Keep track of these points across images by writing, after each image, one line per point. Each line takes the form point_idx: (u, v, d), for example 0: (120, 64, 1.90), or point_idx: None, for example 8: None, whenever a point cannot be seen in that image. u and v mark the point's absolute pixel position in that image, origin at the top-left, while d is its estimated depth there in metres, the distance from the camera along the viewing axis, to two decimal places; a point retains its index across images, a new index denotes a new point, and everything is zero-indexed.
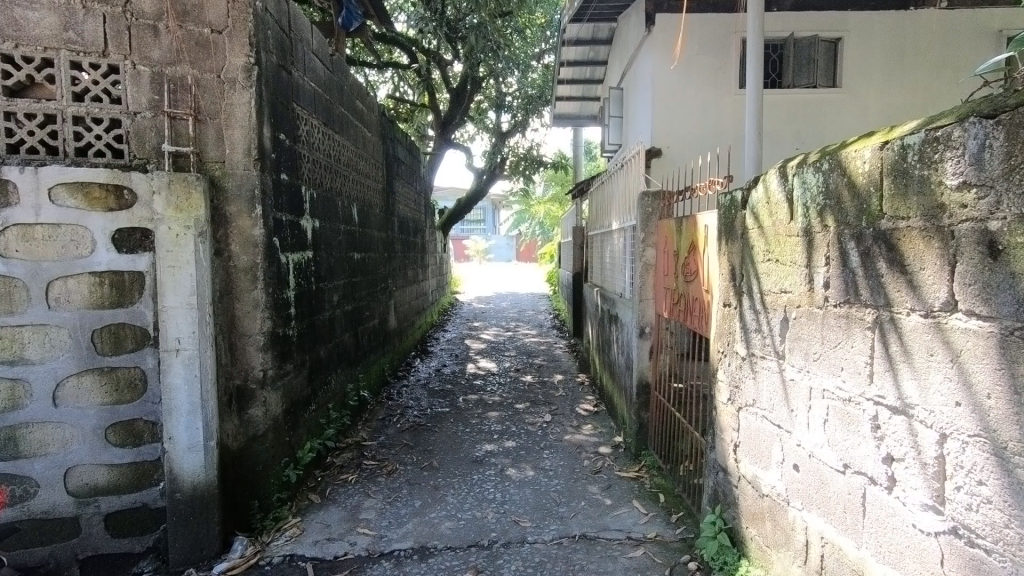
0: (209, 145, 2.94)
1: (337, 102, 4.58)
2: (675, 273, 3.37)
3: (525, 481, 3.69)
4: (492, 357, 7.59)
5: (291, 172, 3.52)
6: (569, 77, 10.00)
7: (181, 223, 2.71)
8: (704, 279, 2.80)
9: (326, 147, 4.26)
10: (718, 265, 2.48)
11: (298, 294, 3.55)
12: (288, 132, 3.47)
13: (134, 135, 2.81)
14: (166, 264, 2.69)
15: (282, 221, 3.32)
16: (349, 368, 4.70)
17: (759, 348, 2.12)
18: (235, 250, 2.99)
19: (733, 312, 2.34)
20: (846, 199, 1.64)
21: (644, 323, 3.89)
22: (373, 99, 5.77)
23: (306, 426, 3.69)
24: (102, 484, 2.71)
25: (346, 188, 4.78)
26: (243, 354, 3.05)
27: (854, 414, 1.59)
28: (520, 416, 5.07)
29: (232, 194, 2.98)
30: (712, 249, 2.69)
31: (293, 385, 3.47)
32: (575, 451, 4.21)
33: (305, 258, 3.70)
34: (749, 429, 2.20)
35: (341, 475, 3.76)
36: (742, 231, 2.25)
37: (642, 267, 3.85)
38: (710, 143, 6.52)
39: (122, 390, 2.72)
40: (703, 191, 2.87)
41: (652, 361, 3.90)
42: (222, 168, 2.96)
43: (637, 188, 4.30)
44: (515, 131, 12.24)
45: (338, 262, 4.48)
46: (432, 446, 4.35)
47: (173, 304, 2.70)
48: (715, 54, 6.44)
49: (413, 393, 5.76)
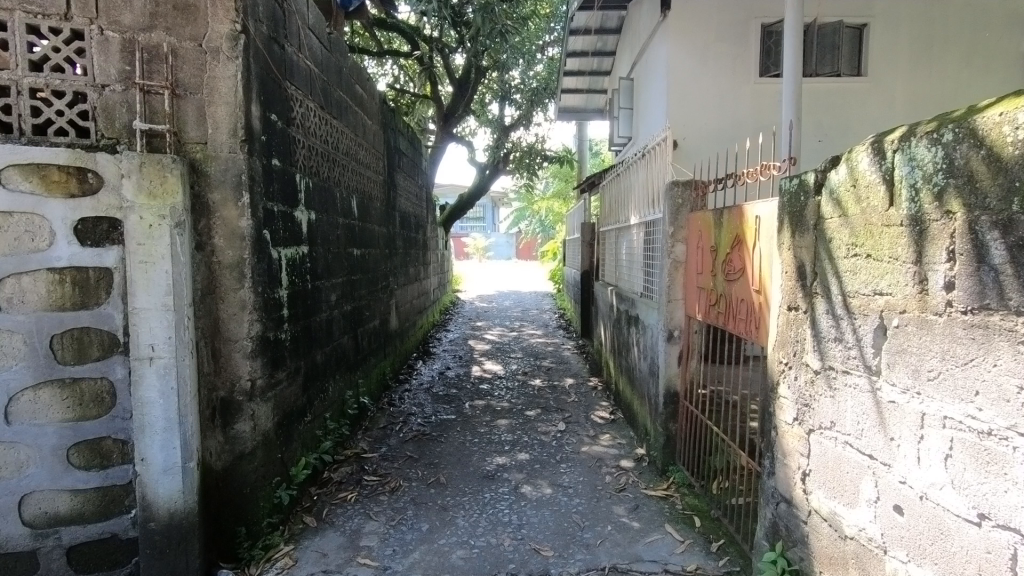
0: (188, 124, 2.58)
1: (335, 85, 4.21)
2: (713, 271, 3.02)
3: (543, 501, 3.34)
4: (497, 359, 7.23)
5: (284, 158, 3.16)
6: (577, 69, 9.67)
7: (155, 212, 2.35)
8: (756, 276, 2.46)
9: (323, 133, 3.91)
10: (781, 261, 2.12)
11: (291, 293, 3.20)
12: (280, 113, 3.12)
13: (102, 111, 2.45)
14: (138, 260, 2.34)
15: (273, 212, 2.97)
16: (348, 373, 4.34)
17: (841, 361, 1.77)
18: (219, 244, 2.63)
19: (802, 318, 1.97)
20: (984, 176, 1.29)
21: (672, 326, 3.54)
22: (373, 85, 5.40)
23: (301, 440, 3.33)
24: (64, 513, 2.36)
25: (345, 178, 4.42)
26: (229, 361, 2.69)
27: (997, 453, 1.25)
28: (531, 424, 4.73)
29: (216, 179, 2.61)
30: (768, 242, 2.33)
31: (286, 394, 3.11)
32: (594, 465, 3.86)
33: (299, 254, 3.34)
34: (825, 456, 1.85)
35: (339, 494, 3.41)
36: (817, 221, 1.89)
37: (671, 264, 3.52)
38: (729, 136, 6.16)
39: (87, 404, 2.36)
40: (753, 176, 2.53)
41: (681, 367, 3.54)
42: (204, 151, 2.59)
43: (661, 178, 3.96)
44: (518, 125, 11.89)
45: (336, 259, 4.11)
46: (438, 458, 3.99)
47: (147, 305, 2.35)
48: (735, 41, 6.07)
49: (416, 399, 5.41)
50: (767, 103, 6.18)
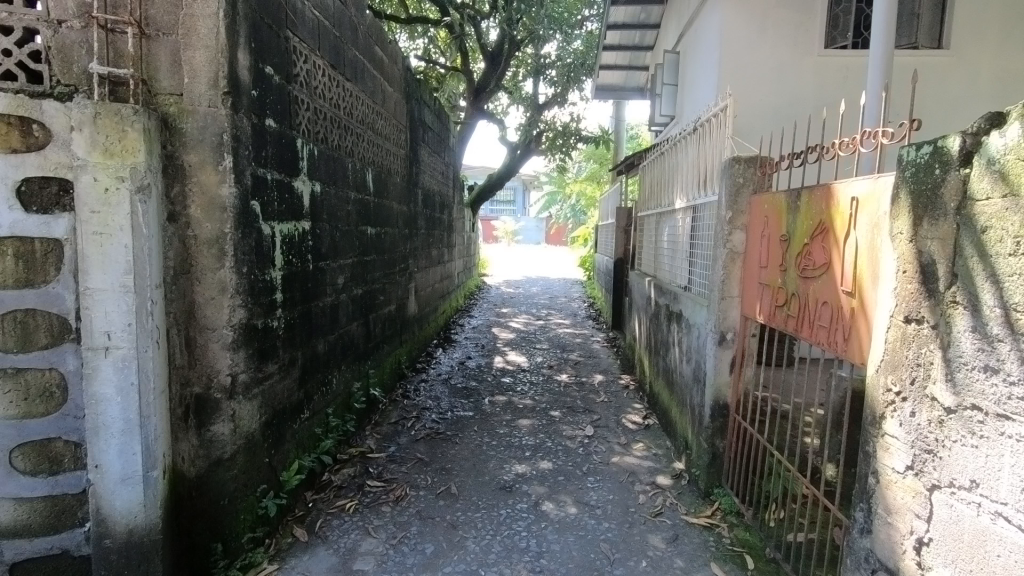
0: (160, 70, 2.17)
1: (350, 43, 3.76)
2: (783, 265, 2.50)
3: (566, 523, 2.91)
4: (521, 350, 6.79)
5: (281, 119, 2.74)
6: (617, 44, 9.06)
7: (111, 173, 1.96)
8: (850, 274, 1.95)
9: (333, 95, 3.48)
10: (893, 257, 1.61)
11: (287, 275, 2.80)
12: (277, 66, 2.69)
13: (57, 52, 2.06)
14: (92, 231, 1.96)
15: (265, 179, 2.55)
16: (357, 363, 3.96)
17: (993, 401, 1.26)
18: (195, 215, 2.23)
19: (927, 337, 1.46)
20: None
21: (725, 327, 3.03)
22: (396, 50, 4.95)
23: (295, 441, 2.95)
24: (6, 524, 2.03)
25: (359, 149, 4.00)
26: (205, 353, 2.30)
27: None
28: (556, 426, 4.29)
29: (192, 139, 2.20)
30: (870, 231, 1.82)
31: (276, 390, 2.72)
32: (626, 481, 3.40)
33: (298, 230, 2.94)
34: (958, 525, 1.36)
35: (337, 501, 3.04)
36: (960, 206, 1.37)
37: (726, 256, 3.01)
38: (786, 115, 5.52)
39: (34, 399, 2.02)
40: (850, 147, 1.99)
41: (733, 376, 3.03)
42: (179, 104, 2.19)
43: (717, 154, 3.43)
44: (552, 104, 11.31)
45: (346, 237, 3.72)
46: (451, 463, 3.59)
47: (102, 285, 1.98)
48: (799, 8, 5.40)
49: (432, 391, 5.02)
50: (831, 79, 5.49)
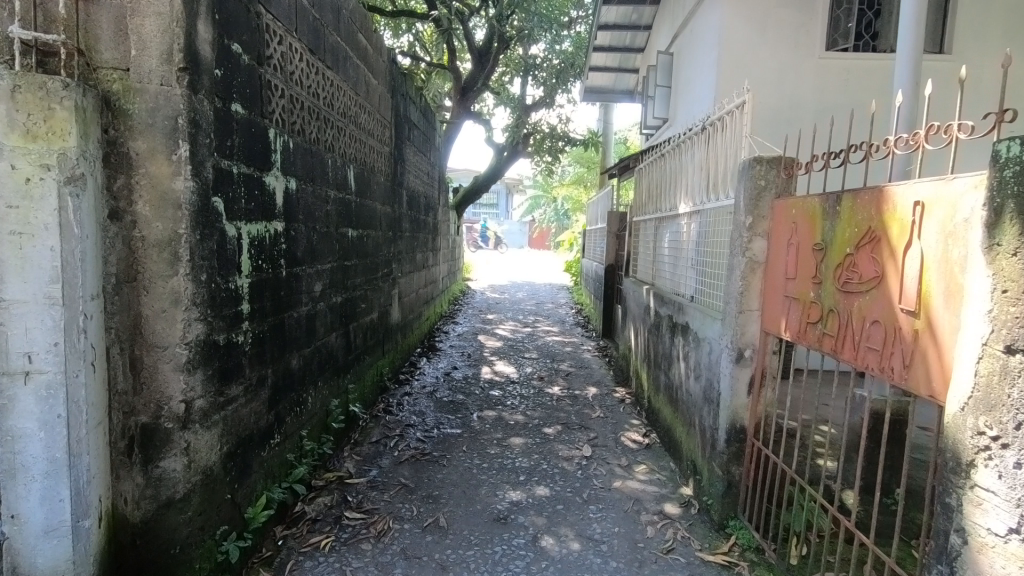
0: (101, 40, 1.83)
1: (330, 28, 3.42)
2: (817, 278, 2.23)
3: (569, 561, 2.60)
4: (510, 360, 6.47)
5: (250, 105, 2.39)
6: (607, 45, 8.81)
7: (34, 161, 1.61)
8: (911, 293, 1.69)
9: (311, 83, 3.14)
10: (983, 276, 1.35)
11: (254, 284, 2.45)
12: (245, 44, 2.34)
13: None
14: (8, 231, 1.61)
15: (230, 173, 2.20)
16: (335, 379, 3.61)
17: None
18: (143, 213, 1.88)
19: None
20: None
21: (743, 344, 2.75)
22: (381, 40, 4.61)
23: (262, 471, 2.59)
24: None
25: (340, 144, 3.66)
26: (155, 375, 1.94)
27: None
28: (551, 445, 3.99)
29: (141, 121, 1.86)
30: (943, 243, 1.57)
31: (240, 416, 2.35)
32: (631, 510, 3.10)
33: (269, 232, 2.59)
34: None
35: (311, 538, 2.70)
36: None
37: (746, 265, 2.74)
38: (790, 118, 5.31)
39: None
40: (909, 143, 1.73)
41: (751, 398, 2.75)
42: (124, 81, 1.84)
43: (730, 154, 3.17)
44: (540, 105, 11.04)
45: (324, 239, 3.37)
46: (438, 490, 3.26)
47: (21, 298, 1.63)
48: (804, 7, 5.19)
49: (417, 406, 4.68)
50: (833, 82, 5.26)
